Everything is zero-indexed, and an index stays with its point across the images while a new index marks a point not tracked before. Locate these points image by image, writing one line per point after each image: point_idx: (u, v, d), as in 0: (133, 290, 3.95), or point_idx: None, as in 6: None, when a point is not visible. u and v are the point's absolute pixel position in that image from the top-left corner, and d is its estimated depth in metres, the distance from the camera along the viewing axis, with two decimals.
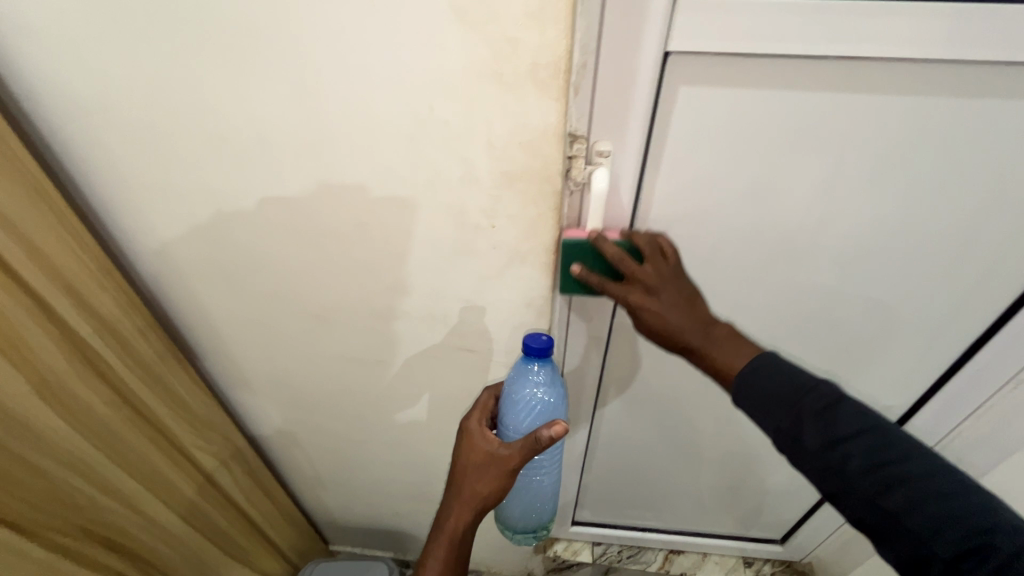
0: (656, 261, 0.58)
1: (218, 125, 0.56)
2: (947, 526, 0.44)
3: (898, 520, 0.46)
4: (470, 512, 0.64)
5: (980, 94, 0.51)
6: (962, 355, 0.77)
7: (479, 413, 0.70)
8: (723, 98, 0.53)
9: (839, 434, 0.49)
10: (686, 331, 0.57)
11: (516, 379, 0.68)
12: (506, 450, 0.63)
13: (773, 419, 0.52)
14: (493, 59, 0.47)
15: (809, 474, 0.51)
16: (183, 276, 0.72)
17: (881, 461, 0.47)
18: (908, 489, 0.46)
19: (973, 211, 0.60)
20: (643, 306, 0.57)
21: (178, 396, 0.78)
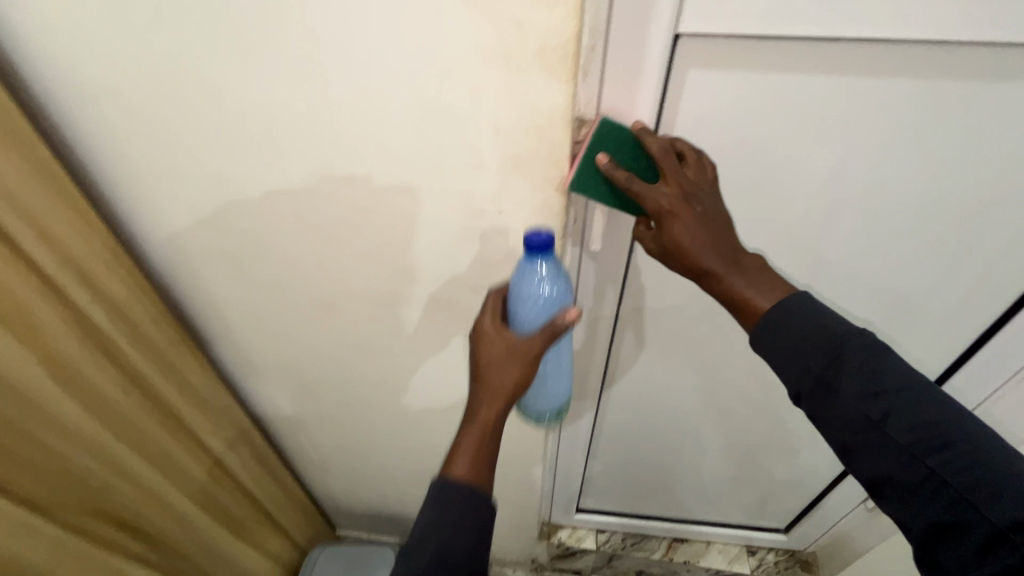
0: (696, 172, 0.54)
1: (225, 108, 0.55)
2: (995, 493, 0.43)
3: (941, 483, 0.45)
4: (501, 404, 0.57)
5: (998, 78, 0.50)
6: (972, 343, 0.76)
7: (492, 310, 0.61)
8: (734, 82, 0.52)
9: (883, 386, 0.48)
10: (709, 254, 0.53)
11: (518, 280, 0.58)
12: (528, 339, 0.58)
13: (809, 364, 0.50)
14: (501, 40, 0.46)
15: (844, 429, 0.49)
16: (191, 261, 0.73)
17: (925, 420, 0.46)
18: (956, 448, 0.45)
19: (988, 198, 0.59)
20: (676, 212, 0.53)
21: (187, 380, 0.79)
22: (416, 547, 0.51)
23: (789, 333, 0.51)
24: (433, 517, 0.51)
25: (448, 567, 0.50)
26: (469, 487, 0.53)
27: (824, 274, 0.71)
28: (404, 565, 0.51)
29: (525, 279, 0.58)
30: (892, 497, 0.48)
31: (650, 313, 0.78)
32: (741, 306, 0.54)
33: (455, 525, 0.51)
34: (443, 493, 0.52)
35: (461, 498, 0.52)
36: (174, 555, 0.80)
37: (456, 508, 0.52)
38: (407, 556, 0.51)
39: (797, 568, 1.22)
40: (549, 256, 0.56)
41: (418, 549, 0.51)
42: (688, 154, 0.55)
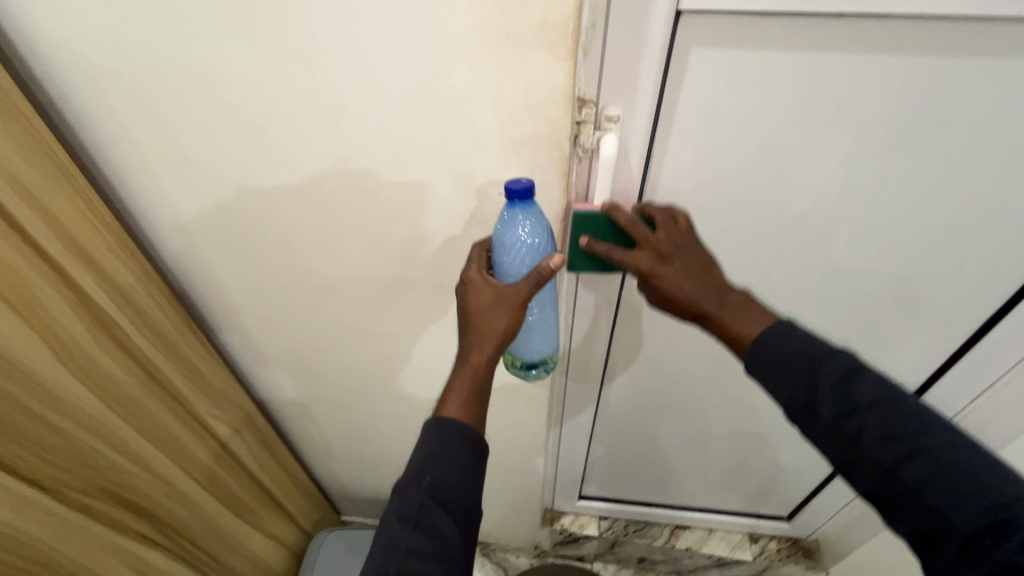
0: (668, 229, 0.59)
1: (225, 89, 0.55)
2: (967, 502, 0.44)
3: (915, 493, 0.46)
4: (489, 349, 0.57)
5: (1009, 54, 0.49)
6: (979, 329, 0.75)
7: (478, 261, 0.61)
8: (737, 61, 0.52)
9: (857, 405, 0.48)
10: (698, 298, 0.56)
11: (499, 230, 0.58)
12: (514, 287, 0.57)
13: (789, 389, 0.51)
14: (501, 16, 0.45)
15: (822, 445, 0.51)
16: (194, 245, 0.73)
17: (898, 434, 0.47)
18: (924, 460, 0.46)
19: (997, 179, 0.58)
20: (656, 270, 0.57)
21: (192, 364, 0.80)
22: (411, 484, 0.51)
23: (773, 356, 0.53)
24: (428, 454, 0.52)
25: (444, 503, 0.50)
26: (462, 426, 0.54)
27: (828, 259, 0.70)
28: (397, 503, 0.51)
29: (507, 230, 0.57)
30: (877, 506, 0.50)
31: (652, 298, 0.77)
32: (732, 340, 0.56)
33: (451, 462, 0.52)
34: (437, 430, 0.53)
35: (455, 435, 0.53)
36: (181, 536, 0.81)
37: (452, 446, 0.52)
38: (401, 492, 0.51)
39: (799, 555, 1.22)
40: (529, 207, 0.56)
41: (412, 486, 0.51)
42: (657, 216, 0.60)
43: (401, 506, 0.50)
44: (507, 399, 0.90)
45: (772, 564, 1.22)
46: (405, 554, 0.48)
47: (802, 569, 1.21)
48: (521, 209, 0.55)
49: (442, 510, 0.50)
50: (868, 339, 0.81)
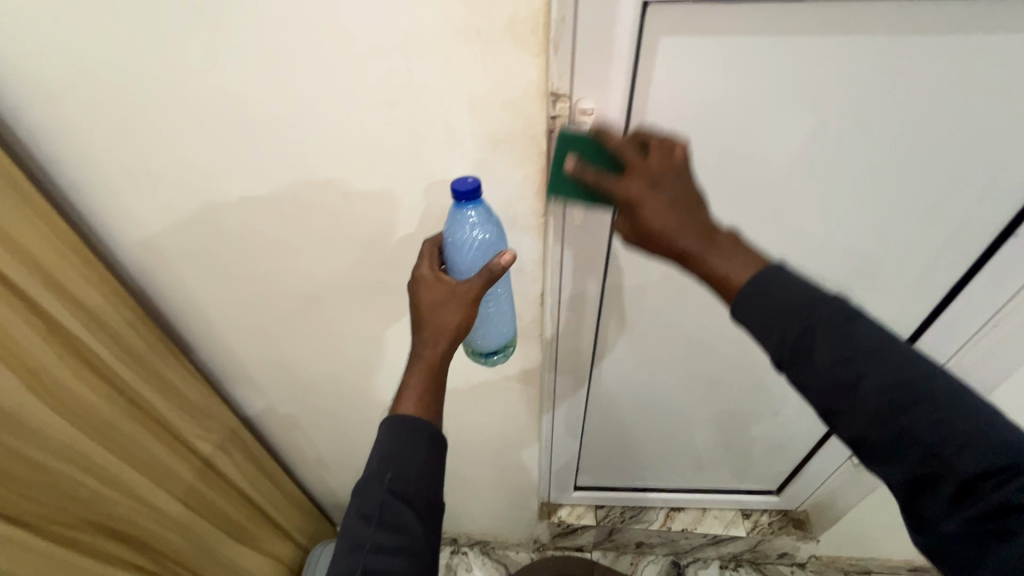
0: (663, 155, 0.50)
1: (190, 98, 0.53)
2: (970, 445, 0.41)
3: (912, 440, 0.42)
4: (442, 345, 0.58)
5: (959, 31, 0.51)
6: (945, 297, 0.79)
7: (429, 257, 0.62)
8: (703, 47, 0.52)
9: (857, 350, 0.43)
10: (683, 235, 0.47)
11: (450, 230, 0.58)
12: (466, 283, 0.58)
13: (776, 336, 0.45)
14: (470, 15, 0.45)
15: (810, 393, 0.45)
16: (166, 262, 0.71)
17: (899, 380, 0.42)
18: (926, 407, 0.42)
19: (954, 151, 0.61)
20: (642, 197, 0.48)
21: (173, 385, 0.78)
22: (373, 483, 0.52)
23: (764, 298, 0.46)
24: (387, 451, 0.53)
25: (406, 497, 0.51)
26: (419, 422, 0.55)
27: (803, 236, 0.72)
28: (360, 502, 0.52)
29: (456, 227, 0.58)
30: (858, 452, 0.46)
31: (632, 287, 0.78)
32: (719, 285, 0.47)
33: (411, 457, 0.53)
34: (394, 428, 0.54)
35: (413, 431, 0.54)
36: (173, 563, 0.80)
37: (410, 442, 0.53)
38: (364, 491, 0.52)
39: (790, 526, 1.25)
40: (478, 204, 0.56)
41: (374, 484, 0.52)
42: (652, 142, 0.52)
43: (365, 504, 0.51)
44: (497, 395, 0.91)
45: (764, 537, 1.25)
46: (371, 552, 0.49)
47: (793, 540, 1.24)
48: (471, 207, 0.56)
49: (405, 504, 0.51)
50: None
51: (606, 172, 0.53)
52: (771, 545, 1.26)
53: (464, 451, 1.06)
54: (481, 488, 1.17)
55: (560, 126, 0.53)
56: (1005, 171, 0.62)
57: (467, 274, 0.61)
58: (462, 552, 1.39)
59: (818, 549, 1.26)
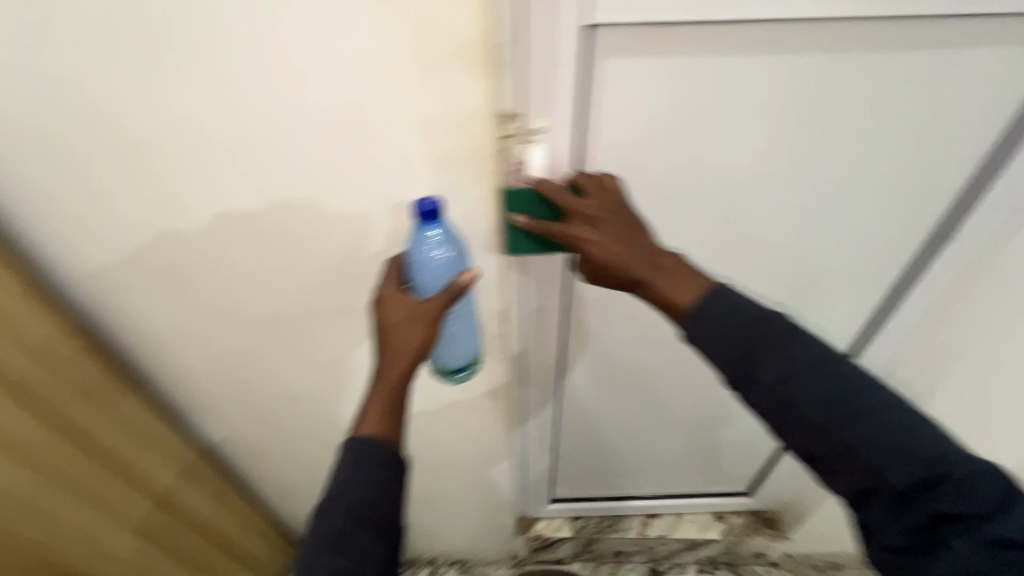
0: (596, 196, 0.56)
1: (135, 124, 0.52)
2: (900, 458, 0.45)
3: (851, 454, 0.46)
4: (403, 366, 0.57)
5: (887, 48, 0.54)
6: (878, 311, 0.82)
7: (390, 278, 0.61)
8: (650, 66, 0.54)
9: (798, 367, 0.47)
10: (632, 264, 0.53)
11: (412, 249, 0.58)
12: (429, 302, 0.57)
13: (727, 357, 0.49)
14: (417, 40, 0.46)
15: (760, 410, 0.49)
16: (116, 292, 0.68)
17: (839, 395, 0.47)
18: (862, 421, 0.46)
19: (895, 160, 0.63)
20: (586, 238, 0.54)
21: (129, 420, 0.74)
22: (331, 508, 0.52)
23: (716, 321, 0.49)
24: (346, 477, 0.53)
25: (364, 522, 0.51)
26: (382, 445, 0.55)
27: (757, 248, 0.73)
28: (318, 528, 0.52)
29: (417, 246, 0.57)
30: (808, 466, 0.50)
31: (596, 298, 0.80)
32: (667, 308, 0.52)
33: (369, 482, 0.53)
34: (354, 452, 0.54)
35: (372, 455, 0.54)
36: None
37: (371, 466, 0.53)
38: (325, 516, 0.52)
39: (762, 526, 1.28)
40: (439, 223, 0.56)
41: (334, 509, 0.52)
42: (584, 184, 0.58)
43: (325, 530, 0.51)
44: (467, 413, 0.90)
45: (738, 539, 1.28)
46: None
47: (765, 539, 1.28)
48: (433, 227, 0.56)
49: (363, 529, 0.51)
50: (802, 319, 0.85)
51: (551, 218, 0.57)
52: (745, 546, 1.29)
53: (437, 470, 1.04)
54: (456, 507, 1.15)
55: (502, 186, 0.56)
56: (937, 180, 0.65)
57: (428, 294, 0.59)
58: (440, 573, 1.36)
59: (790, 546, 1.29)
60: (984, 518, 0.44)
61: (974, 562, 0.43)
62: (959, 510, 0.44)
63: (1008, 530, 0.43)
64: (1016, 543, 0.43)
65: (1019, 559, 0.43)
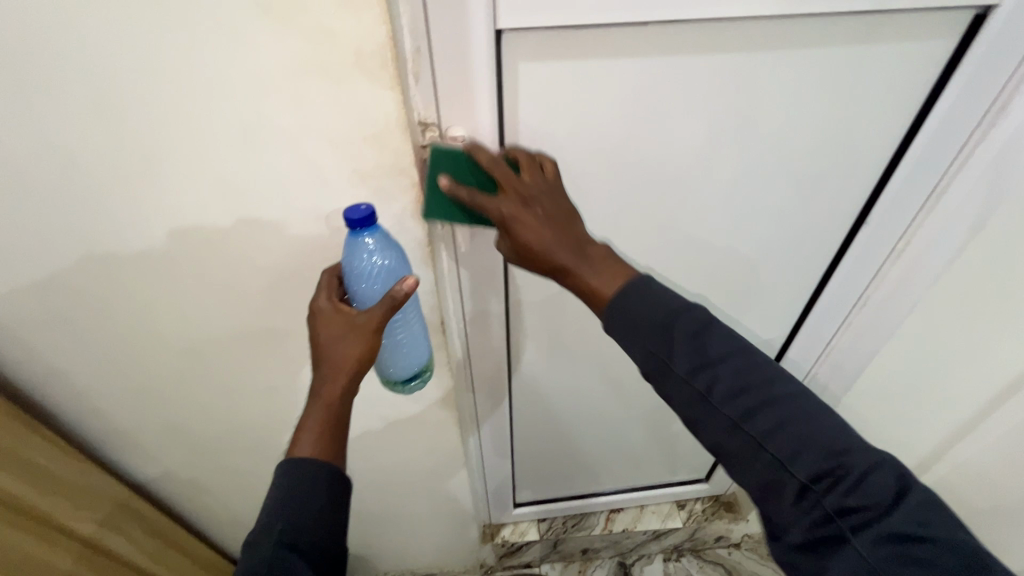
0: (532, 174, 0.55)
1: (11, 155, 0.48)
2: (804, 448, 0.46)
3: (759, 444, 0.47)
4: (342, 382, 0.56)
5: (791, 47, 0.55)
6: (808, 301, 0.85)
7: (327, 289, 0.58)
8: (562, 69, 0.54)
9: (710, 357, 0.49)
10: (558, 250, 0.53)
11: (346, 257, 0.56)
12: (367, 312, 0.55)
13: (644, 350, 0.51)
14: (315, 51, 0.44)
15: (675, 401, 0.51)
16: (14, 333, 0.63)
17: (747, 385, 0.48)
18: (766, 412, 0.47)
19: (809, 154, 0.65)
20: (518, 215, 0.52)
21: (39, 467, 0.69)
22: (263, 535, 0.49)
23: (633, 312, 0.51)
24: (279, 501, 0.51)
25: (299, 546, 0.49)
26: (317, 465, 0.53)
27: (689, 246, 0.74)
28: (247, 557, 0.48)
29: (353, 255, 0.55)
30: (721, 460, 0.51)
31: (536, 301, 0.79)
32: (592, 296, 0.53)
33: (304, 504, 0.51)
34: (287, 474, 0.52)
35: (308, 477, 0.52)
36: None
37: (306, 488, 0.52)
38: (252, 546, 0.49)
39: (721, 510, 1.31)
40: (374, 230, 0.54)
41: (263, 537, 0.49)
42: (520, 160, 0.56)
43: (252, 560, 0.48)
44: (416, 428, 0.88)
45: (700, 525, 1.30)
46: None
47: (726, 522, 1.30)
48: (368, 233, 0.54)
49: (296, 554, 0.49)
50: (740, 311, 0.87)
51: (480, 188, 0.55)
52: (707, 531, 1.31)
53: (394, 488, 1.02)
54: (417, 522, 1.13)
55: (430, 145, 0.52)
56: (850, 170, 0.67)
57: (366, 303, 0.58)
58: None
59: (749, 527, 1.32)
60: (880, 513, 0.44)
61: (872, 557, 0.43)
62: (856, 504, 0.44)
63: (899, 524, 0.43)
64: (908, 538, 0.43)
65: (913, 556, 0.42)
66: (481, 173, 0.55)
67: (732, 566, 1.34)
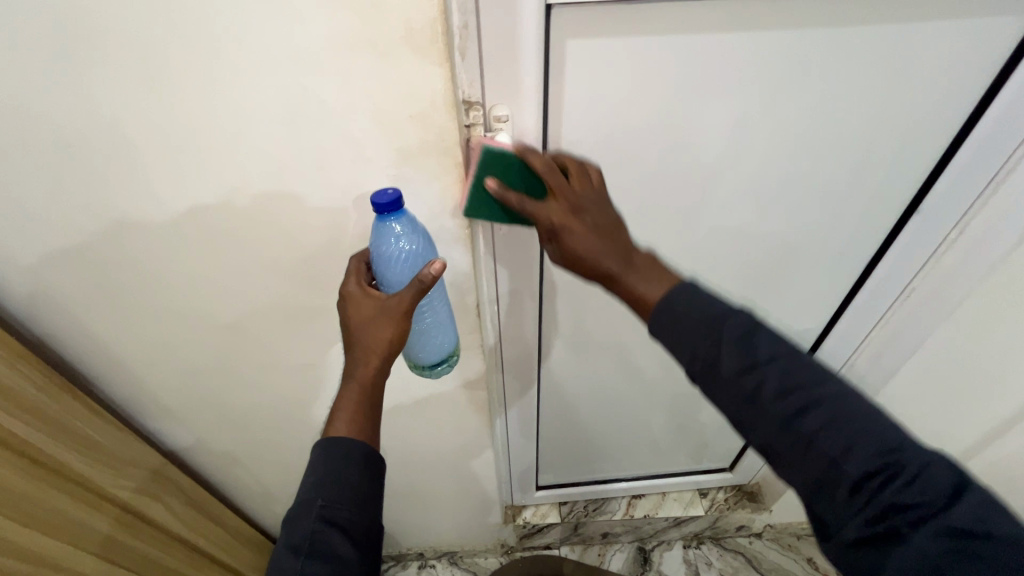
0: (581, 180, 0.54)
1: (66, 130, 0.49)
2: (857, 445, 0.43)
3: (809, 444, 0.44)
4: (376, 363, 0.56)
5: (850, 24, 0.53)
6: (853, 284, 0.82)
7: (356, 274, 0.59)
8: (609, 47, 0.52)
9: (758, 359, 0.46)
10: (604, 257, 0.51)
11: (373, 244, 0.56)
12: (397, 296, 0.55)
13: (688, 351, 0.48)
14: (364, 27, 0.44)
15: (721, 400, 0.48)
16: (64, 304, 0.65)
17: (796, 385, 0.45)
18: (818, 411, 0.44)
19: (861, 137, 0.63)
20: (565, 223, 0.51)
21: (84, 437, 0.73)
22: (303, 511, 0.50)
23: (676, 310, 0.49)
24: (317, 479, 0.51)
25: (339, 524, 0.50)
26: (352, 442, 0.53)
27: (728, 231, 0.73)
28: (288, 533, 0.50)
29: (380, 240, 0.55)
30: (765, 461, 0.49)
31: (570, 285, 0.78)
32: (636, 303, 0.51)
33: (342, 482, 0.51)
34: (325, 453, 0.52)
35: (344, 455, 0.52)
36: None
37: (341, 467, 0.52)
38: (292, 523, 0.50)
39: (744, 500, 1.30)
40: (400, 215, 0.54)
41: (303, 513, 0.50)
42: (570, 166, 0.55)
43: (293, 536, 0.49)
44: (445, 408, 0.89)
45: (721, 514, 1.29)
46: None
47: (748, 513, 1.29)
48: (393, 219, 0.54)
49: (337, 531, 0.50)
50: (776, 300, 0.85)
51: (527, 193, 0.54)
52: (728, 520, 1.30)
53: (420, 466, 1.04)
54: (441, 500, 1.15)
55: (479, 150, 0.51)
56: (904, 155, 0.65)
57: (394, 288, 0.57)
58: (430, 565, 1.36)
59: (772, 518, 1.31)
60: (936, 509, 0.41)
61: (931, 555, 0.40)
62: (911, 500, 0.41)
63: (959, 519, 0.41)
64: (966, 534, 0.40)
65: (971, 551, 0.40)
66: (529, 178, 0.54)
67: (753, 556, 1.34)
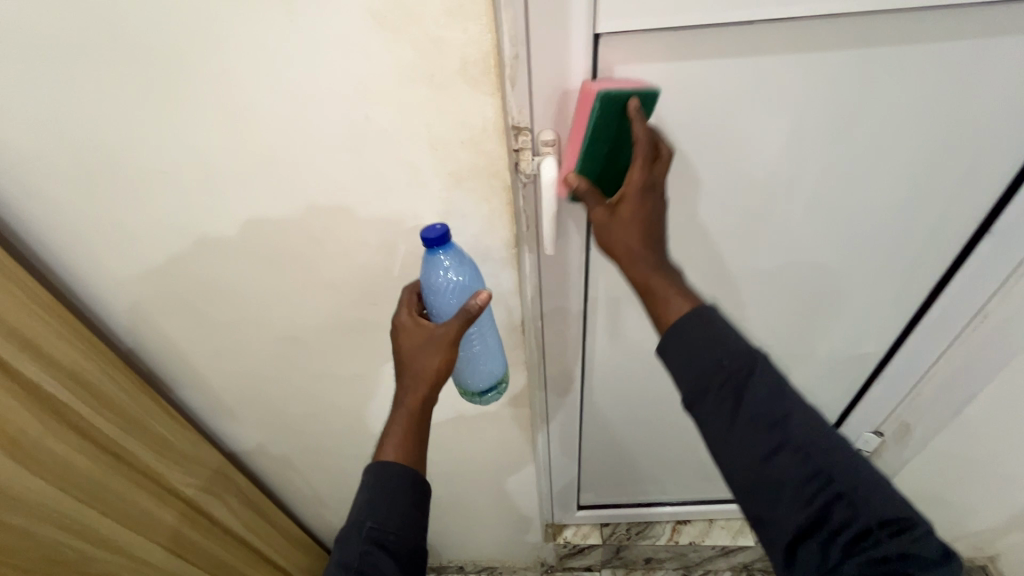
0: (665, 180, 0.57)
1: (160, 158, 0.55)
2: (873, 494, 0.44)
3: (826, 481, 0.45)
4: (423, 391, 0.59)
5: (913, 42, 0.51)
6: (919, 307, 0.77)
7: (408, 305, 0.62)
8: (655, 73, 0.53)
9: (786, 395, 0.48)
10: (642, 236, 0.54)
11: (424, 276, 0.59)
12: (444, 325, 0.58)
13: (716, 365, 0.49)
14: (422, 62, 0.47)
15: (740, 423, 0.47)
16: (148, 314, 0.72)
17: (820, 429, 0.47)
18: (839, 452, 0.46)
19: (926, 156, 0.60)
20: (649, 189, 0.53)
21: (159, 435, 0.79)
22: (353, 531, 0.52)
23: (714, 333, 0.50)
24: (368, 500, 0.54)
25: (385, 546, 0.52)
26: (401, 469, 0.56)
27: (780, 251, 0.71)
28: (340, 553, 0.52)
29: (430, 273, 0.58)
30: (751, 497, 0.47)
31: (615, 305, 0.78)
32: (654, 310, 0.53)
33: (390, 505, 0.54)
34: (377, 475, 0.55)
35: (394, 478, 0.55)
36: None
37: (391, 491, 0.54)
38: (343, 543, 0.52)
39: None
40: (449, 248, 0.56)
41: (353, 534, 0.52)
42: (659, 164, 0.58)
43: (344, 555, 0.51)
44: (488, 424, 0.90)
45: None
46: None
47: None
48: (441, 252, 0.56)
49: (384, 553, 0.51)
50: (832, 323, 0.82)
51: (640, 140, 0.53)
52: None
53: (463, 479, 1.05)
54: (483, 515, 1.16)
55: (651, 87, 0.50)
56: (975, 174, 0.61)
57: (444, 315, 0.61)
58: None
59: None
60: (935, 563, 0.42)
61: None
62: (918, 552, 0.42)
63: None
64: None
65: None
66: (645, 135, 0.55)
67: None
